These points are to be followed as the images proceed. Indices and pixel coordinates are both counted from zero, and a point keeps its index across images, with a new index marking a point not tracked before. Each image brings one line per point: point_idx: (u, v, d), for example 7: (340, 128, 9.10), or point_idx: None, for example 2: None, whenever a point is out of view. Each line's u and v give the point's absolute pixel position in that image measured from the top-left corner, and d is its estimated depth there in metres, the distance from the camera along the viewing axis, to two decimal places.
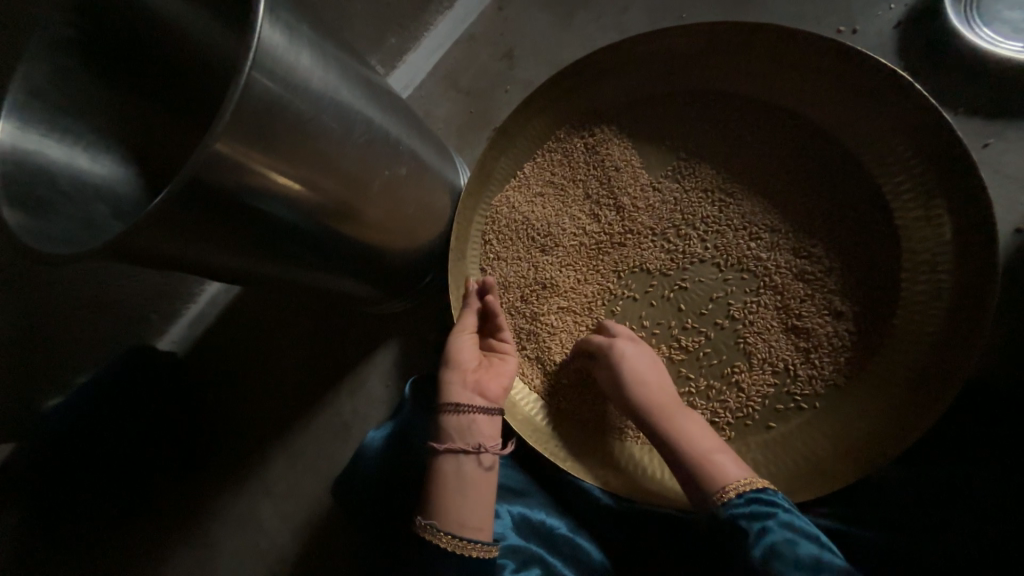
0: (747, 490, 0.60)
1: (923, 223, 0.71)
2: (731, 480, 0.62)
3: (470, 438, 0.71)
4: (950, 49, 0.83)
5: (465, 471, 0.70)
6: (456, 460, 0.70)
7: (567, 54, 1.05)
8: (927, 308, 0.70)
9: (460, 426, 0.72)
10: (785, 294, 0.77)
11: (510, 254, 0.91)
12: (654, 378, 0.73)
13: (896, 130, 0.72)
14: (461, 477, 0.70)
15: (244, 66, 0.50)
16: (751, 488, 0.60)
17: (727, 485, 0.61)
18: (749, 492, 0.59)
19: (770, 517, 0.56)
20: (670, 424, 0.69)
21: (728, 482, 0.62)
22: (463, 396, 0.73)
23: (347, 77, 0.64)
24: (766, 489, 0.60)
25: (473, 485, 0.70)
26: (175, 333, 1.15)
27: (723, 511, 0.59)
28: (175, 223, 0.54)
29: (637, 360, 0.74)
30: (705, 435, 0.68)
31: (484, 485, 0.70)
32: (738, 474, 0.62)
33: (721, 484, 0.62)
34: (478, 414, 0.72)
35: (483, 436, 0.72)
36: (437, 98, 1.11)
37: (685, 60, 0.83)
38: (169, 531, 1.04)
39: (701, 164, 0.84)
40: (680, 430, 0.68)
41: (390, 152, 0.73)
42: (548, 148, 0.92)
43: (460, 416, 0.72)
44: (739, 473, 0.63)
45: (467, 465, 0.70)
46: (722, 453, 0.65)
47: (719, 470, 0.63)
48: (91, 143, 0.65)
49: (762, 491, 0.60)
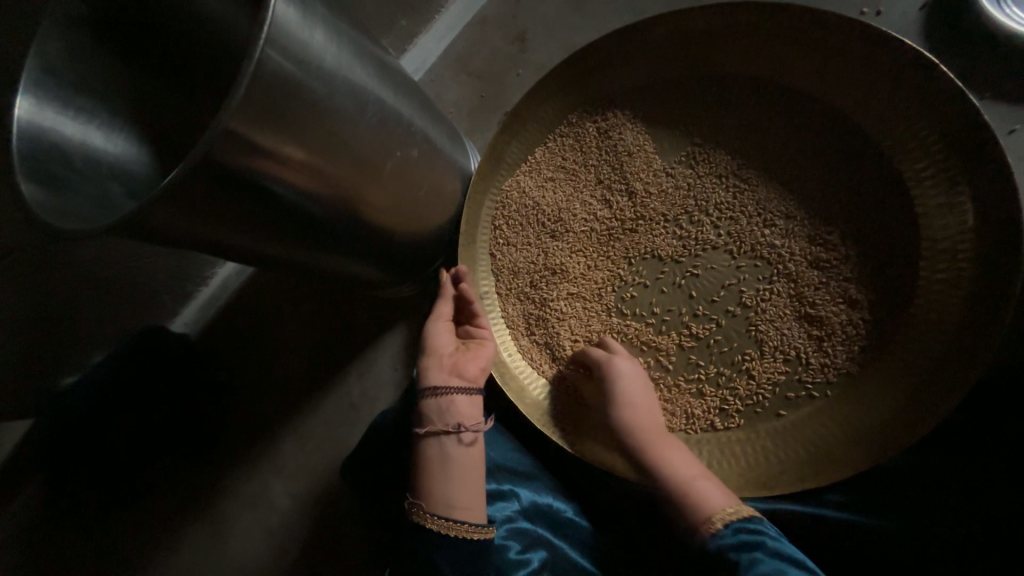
0: (733, 522, 0.62)
1: (945, 211, 0.69)
2: (717, 508, 0.64)
3: (449, 419, 0.73)
4: (978, 33, 0.80)
5: (448, 452, 0.72)
6: (438, 443, 0.72)
7: (579, 37, 1.03)
8: (947, 297, 0.68)
9: (439, 408, 0.73)
10: (798, 282, 0.76)
11: (519, 239, 0.90)
12: (640, 404, 0.74)
13: (920, 115, 0.70)
14: (446, 460, 0.71)
15: (257, 42, 0.50)
16: (735, 519, 0.62)
17: (712, 514, 0.63)
18: (739, 524, 0.61)
19: (759, 546, 0.58)
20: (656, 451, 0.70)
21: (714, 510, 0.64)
22: (440, 379, 0.75)
23: (360, 57, 0.64)
24: (754, 517, 0.62)
25: (459, 466, 0.71)
26: (187, 315, 1.17)
27: (711, 543, 0.62)
28: (187, 200, 0.54)
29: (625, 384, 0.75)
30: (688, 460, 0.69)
31: (470, 465, 0.72)
32: (725, 502, 0.64)
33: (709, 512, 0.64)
34: (456, 395, 0.74)
35: (462, 416, 0.73)
36: (447, 82, 1.10)
37: (702, 43, 0.81)
38: (182, 508, 1.07)
39: (716, 149, 0.83)
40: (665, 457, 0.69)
41: (402, 134, 0.73)
42: (560, 133, 0.91)
43: (438, 399, 0.74)
44: (726, 500, 0.64)
45: (449, 446, 0.72)
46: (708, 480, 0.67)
47: (705, 499, 0.65)
48: (104, 121, 0.65)
49: (748, 520, 0.62)
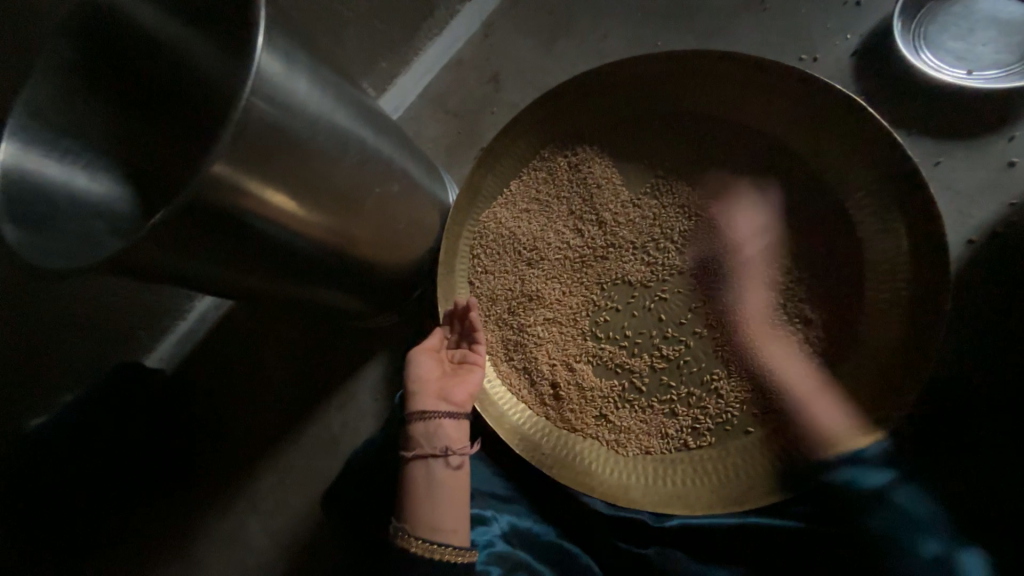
0: (849, 448, 0.70)
1: (883, 236, 0.76)
2: (840, 432, 0.71)
3: (437, 443, 0.74)
4: (902, 76, 0.89)
5: (434, 475, 0.72)
6: (425, 465, 0.73)
7: (549, 78, 1.10)
8: (890, 314, 0.74)
9: (427, 432, 0.75)
10: (759, 304, 0.81)
11: (497, 267, 0.94)
12: (760, 244, 0.83)
13: (855, 149, 0.77)
14: (432, 482, 0.72)
15: (244, 92, 0.53)
16: (845, 449, 0.70)
17: (829, 436, 0.72)
18: (846, 454, 0.70)
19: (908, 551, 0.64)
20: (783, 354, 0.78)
21: (835, 436, 0.71)
22: (429, 403, 0.76)
23: (341, 101, 0.68)
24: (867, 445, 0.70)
25: (445, 488, 0.72)
26: (162, 350, 1.14)
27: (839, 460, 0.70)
28: (170, 239, 0.56)
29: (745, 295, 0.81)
30: (809, 379, 0.76)
31: (455, 487, 0.73)
32: (842, 425, 0.72)
33: (823, 440, 0.72)
34: (444, 419, 0.75)
35: (450, 438, 0.74)
36: (426, 119, 1.16)
37: (660, 84, 0.88)
38: (151, 552, 1.03)
39: (678, 181, 0.89)
40: (782, 372, 0.77)
41: (382, 171, 0.76)
42: (533, 167, 0.96)
43: (427, 423, 0.75)
44: (845, 424, 0.72)
45: (436, 468, 0.73)
46: (832, 403, 0.74)
47: (838, 427, 0.72)
48: (89, 162, 0.67)
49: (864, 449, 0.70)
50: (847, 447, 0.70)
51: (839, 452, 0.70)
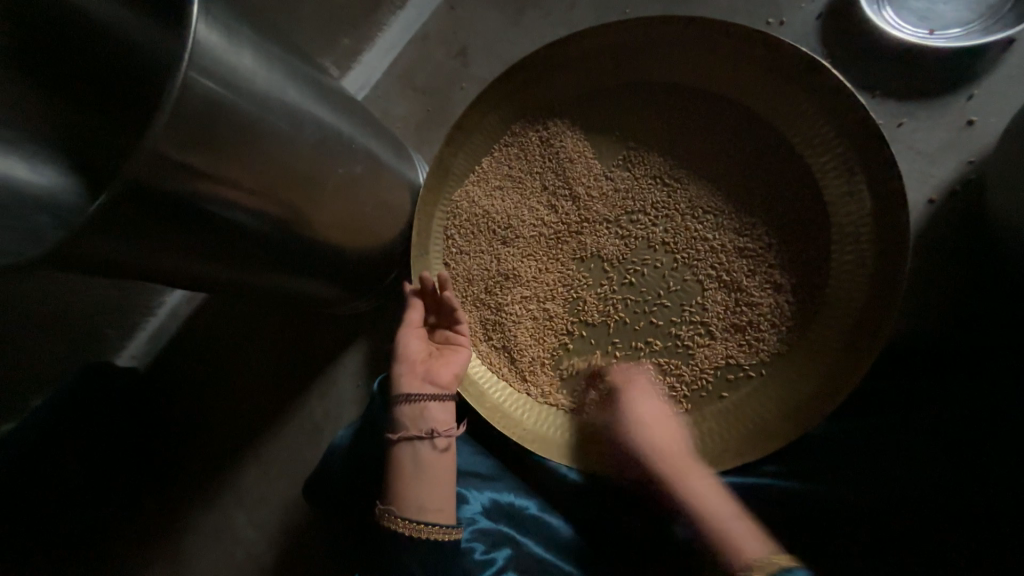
0: (771, 570, 0.61)
1: (847, 199, 0.76)
2: (757, 555, 0.63)
3: (422, 425, 0.74)
4: (866, 37, 0.89)
5: (420, 457, 0.72)
6: (411, 448, 0.73)
7: (516, 51, 1.07)
8: (855, 274, 0.75)
9: (413, 414, 0.74)
10: (731, 271, 0.82)
11: (471, 247, 0.93)
12: (652, 428, 0.76)
13: (819, 114, 0.77)
14: (418, 464, 0.72)
15: (180, 67, 0.50)
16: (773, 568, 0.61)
17: (749, 561, 0.63)
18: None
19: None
20: (687, 486, 0.71)
21: (750, 559, 0.63)
22: (413, 386, 0.75)
23: (294, 77, 0.65)
24: (790, 567, 0.61)
25: (430, 470, 0.72)
26: (133, 347, 1.13)
27: None
28: (115, 227, 0.53)
29: (645, 425, 0.77)
30: (719, 500, 0.69)
31: (441, 469, 0.73)
32: (759, 549, 0.64)
33: (741, 559, 0.64)
34: (429, 402, 0.75)
35: (435, 421, 0.74)
36: (392, 97, 1.12)
37: (626, 53, 0.87)
38: (139, 551, 1.02)
39: (649, 152, 0.89)
40: (681, 479, 0.72)
41: (344, 150, 0.74)
42: (504, 143, 0.94)
43: (411, 405, 0.74)
44: (758, 548, 0.64)
45: (422, 451, 0.73)
46: (743, 524, 0.67)
47: (736, 540, 0.65)
48: (29, 153, 0.64)
49: (787, 569, 0.61)
50: (762, 571, 0.61)
51: (755, 574, 0.61)
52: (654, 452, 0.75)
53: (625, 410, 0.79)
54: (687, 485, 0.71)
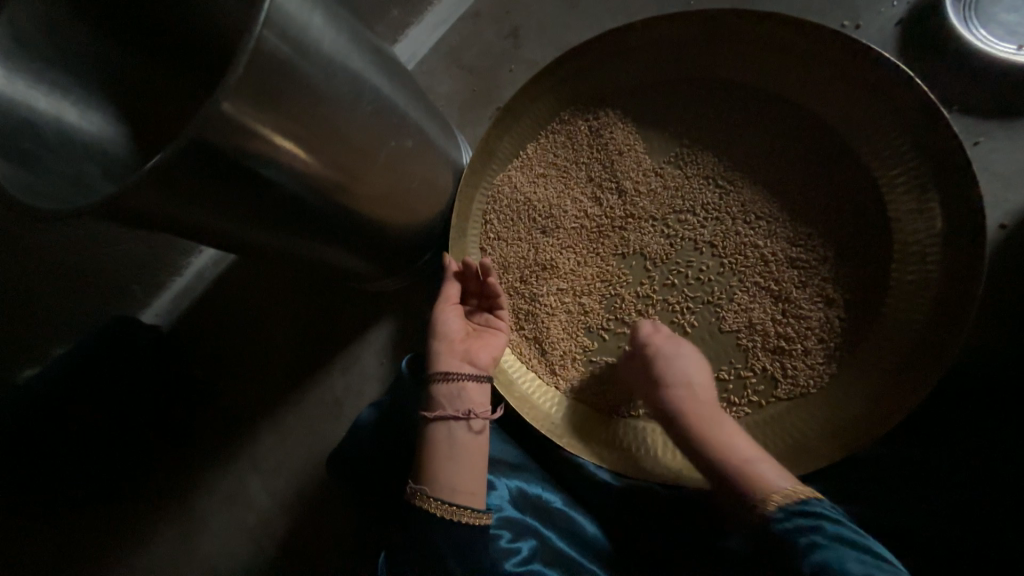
0: (789, 502, 0.58)
1: (915, 216, 0.73)
2: (778, 487, 0.60)
3: (459, 406, 0.73)
4: (947, 50, 0.85)
5: (455, 437, 0.71)
6: (447, 427, 0.72)
7: (572, 36, 1.04)
8: (915, 296, 0.72)
9: (450, 394, 0.73)
10: (780, 282, 0.79)
11: (510, 234, 0.91)
12: (686, 371, 0.73)
13: (894, 125, 0.74)
14: (452, 444, 0.71)
15: (255, 25, 0.48)
16: (791, 501, 0.58)
17: (770, 493, 0.59)
18: (779, 508, 0.58)
19: (818, 532, 0.54)
20: (708, 424, 0.68)
21: (768, 493, 0.59)
22: (453, 364, 0.74)
23: (358, 43, 0.63)
24: (813, 501, 0.57)
25: (464, 451, 0.71)
26: (158, 305, 1.13)
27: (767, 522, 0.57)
28: (172, 182, 0.52)
29: (684, 366, 0.73)
30: (743, 441, 0.66)
31: (475, 452, 0.72)
32: (781, 484, 0.60)
33: (764, 492, 0.60)
34: (467, 381, 0.74)
35: (473, 402, 0.73)
36: (439, 73, 1.10)
37: (692, 47, 0.83)
38: (151, 506, 1.03)
39: (704, 151, 0.85)
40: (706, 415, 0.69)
41: (397, 122, 0.72)
42: (552, 130, 0.92)
43: (449, 385, 0.73)
44: (780, 482, 0.60)
45: (458, 431, 0.72)
46: (768, 464, 0.63)
47: (760, 475, 0.61)
48: (78, 96, 0.63)
49: (806, 502, 0.57)
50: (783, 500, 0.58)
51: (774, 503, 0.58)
52: (686, 390, 0.71)
53: (663, 350, 0.74)
54: (708, 424, 0.68)
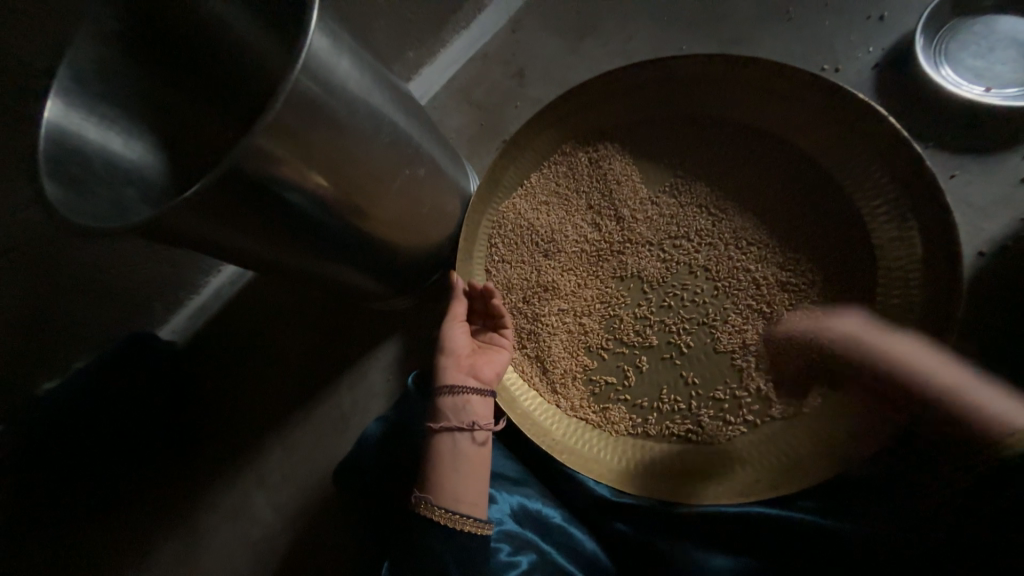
0: None
1: (897, 243, 0.77)
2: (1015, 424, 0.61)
3: (464, 417, 0.75)
4: (920, 91, 0.91)
5: (459, 448, 0.74)
6: (451, 439, 0.74)
7: (573, 75, 1.12)
8: (901, 320, 0.76)
9: (455, 406, 0.76)
10: (772, 305, 0.83)
11: (514, 257, 0.96)
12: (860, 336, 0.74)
13: (873, 158, 0.79)
14: (456, 455, 0.73)
15: (292, 69, 0.55)
16: None
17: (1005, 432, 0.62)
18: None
19: None
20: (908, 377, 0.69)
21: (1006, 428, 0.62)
22: (458, 378, 0.77)
23: (379, 84, 0.70)
24: None
25: (467, 462, 0.73)
26: (175, 322, 1.17)
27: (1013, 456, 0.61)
28: (207, 207, 0.58)
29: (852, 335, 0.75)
30: (950, 378, 0.67)
31: (478, 463, 0.74)
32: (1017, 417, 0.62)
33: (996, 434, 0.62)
34: (471, 395, 0.77)
35: (477, 414, 0.76)
36: (449, 108, 1.18)
37: (684, 87, 0.90)
38: (155, 520, 1.04)
39: (695, 181, 0.91)
40: (912, 380, 0.69)
41: (412, 153, 0.78)
42: (554, 161, 0.98)
43: (454, 398, 0.76)
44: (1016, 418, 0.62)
45: (461, 442, 0.74)
46: (995, 396, 0.64)
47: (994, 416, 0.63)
48: (125, 127, 0.69)
49: None
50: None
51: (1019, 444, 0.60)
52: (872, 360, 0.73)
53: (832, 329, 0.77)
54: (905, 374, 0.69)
